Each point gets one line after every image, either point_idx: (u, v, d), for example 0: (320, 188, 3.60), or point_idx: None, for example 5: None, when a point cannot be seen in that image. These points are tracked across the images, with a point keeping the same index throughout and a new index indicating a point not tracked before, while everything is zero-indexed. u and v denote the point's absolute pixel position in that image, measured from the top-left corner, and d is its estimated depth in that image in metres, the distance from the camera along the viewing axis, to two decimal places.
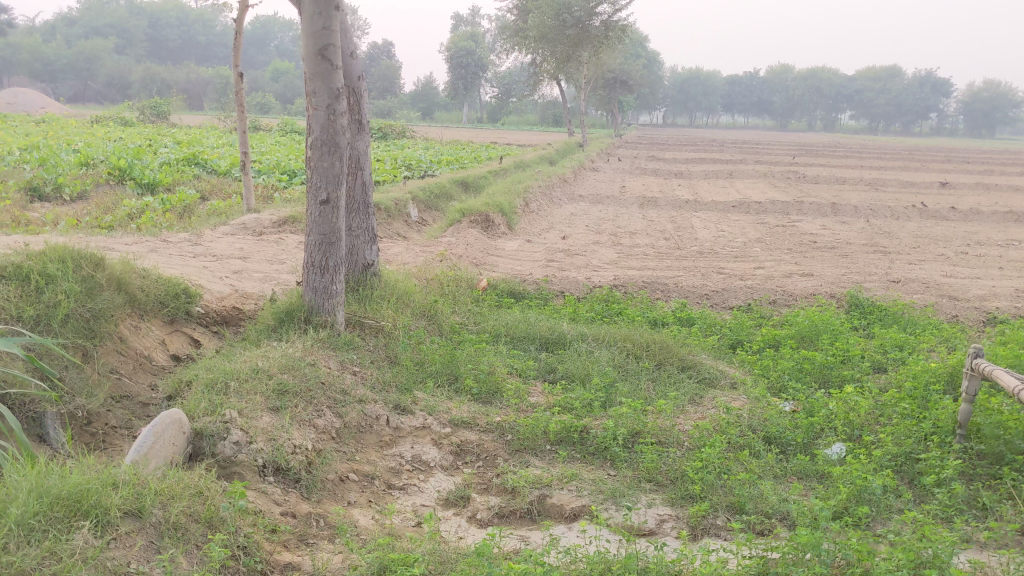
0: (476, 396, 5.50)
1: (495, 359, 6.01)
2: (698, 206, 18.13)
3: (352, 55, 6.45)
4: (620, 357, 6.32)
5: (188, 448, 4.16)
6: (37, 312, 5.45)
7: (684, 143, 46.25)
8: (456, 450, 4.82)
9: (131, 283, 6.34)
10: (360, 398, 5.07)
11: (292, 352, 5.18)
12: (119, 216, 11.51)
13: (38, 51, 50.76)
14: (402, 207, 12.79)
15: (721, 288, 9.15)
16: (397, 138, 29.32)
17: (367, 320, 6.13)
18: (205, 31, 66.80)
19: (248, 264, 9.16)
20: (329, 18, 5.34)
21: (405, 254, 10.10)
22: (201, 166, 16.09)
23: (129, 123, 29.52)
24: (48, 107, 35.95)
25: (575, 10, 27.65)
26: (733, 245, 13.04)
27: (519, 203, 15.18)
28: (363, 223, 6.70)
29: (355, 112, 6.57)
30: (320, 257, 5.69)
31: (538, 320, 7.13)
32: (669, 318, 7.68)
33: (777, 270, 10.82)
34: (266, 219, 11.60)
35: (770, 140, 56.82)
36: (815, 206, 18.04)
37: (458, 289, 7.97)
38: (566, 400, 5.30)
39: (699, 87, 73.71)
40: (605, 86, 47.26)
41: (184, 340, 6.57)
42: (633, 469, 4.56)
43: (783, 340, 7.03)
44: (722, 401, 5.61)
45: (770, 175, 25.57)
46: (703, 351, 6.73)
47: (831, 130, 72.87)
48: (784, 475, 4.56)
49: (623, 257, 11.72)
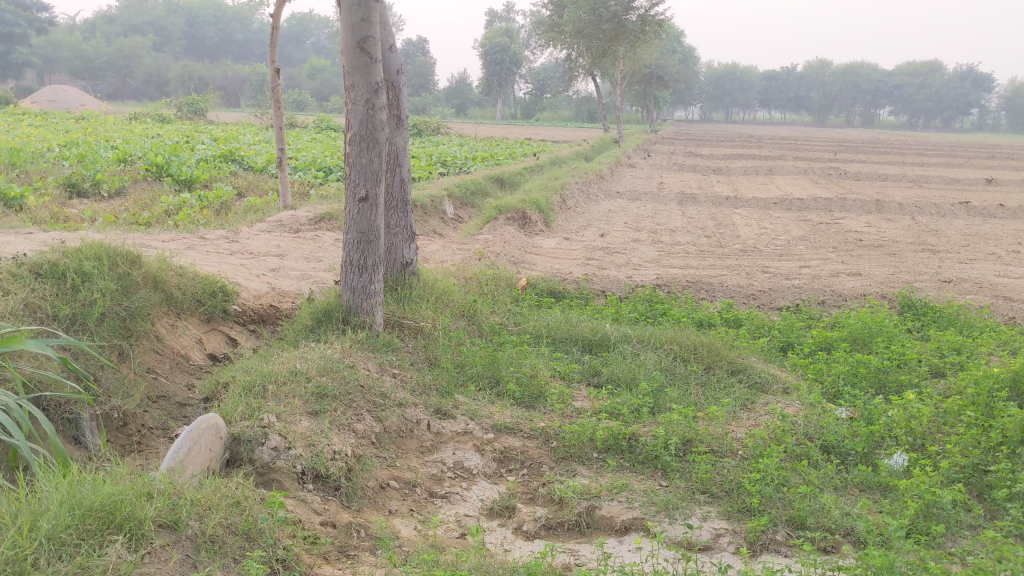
0: (519, 401, 5.32)
1: (537, 361, 5.83)
2: (737, 203, 17.84)
3: (391, 49, 6.29)
4: (667, 361, 6.12)
5: (225, 454, 4.02)
6: (73, 312, 5.35)
7: (720, 138, 45.82)
8: (499, 457, 4.65)
9: (168, 281, 6.24)
10: (401, 402, 4.91)
11: (330, 354, 5.03)
12: (157, 213, 11.47)
13: (78, 49, 51.46)
14: (438, 204, 12.64)
15: (768, 289, 8.90)
16: (431, 135, 29.21)
17: (406, 320, 5.97)
18: (242, 29, 67.28)
19: (285, 262, 9.05)
20: (368, 10, 5.17)
21: (442, 251, 9.96)
22: (237, 163, 16.04)
23: (166, 119, 29.70)
24: (87, 104, 36.22)
25: (612, 5, 27.39)
26: (776, 243, 12.75)
27: (556, 200, 14.99)
28: (402, 221, 6.54)
29: (394, 107, 6.42)
30: (358, 255, 5.54)
31: (580, 320, 6.94)
32: (716, 319, 7.46)
33: (824, 270, 10.55)
34: (303, 215, 11.49)
35: (807, 137, 56.10)
36: (858, 204, 17.66)
37: (497, 288, 7.80)
38: (612, 405, 5.11)
39: (736, 83, 73.08)
40: (640, 82, 46.92)
41: (221, 338, 6.47)
42: (685, 479, 4.37)
43: (836, 343, 6.79)
44: (776, 407, 5.39)
45: (810, 172, 25.17)
46: (752, 353, 6.51)
47: (870, 126, 71.95)
48: (845, 487, 4.36)
49: (664, 255, 11.49)
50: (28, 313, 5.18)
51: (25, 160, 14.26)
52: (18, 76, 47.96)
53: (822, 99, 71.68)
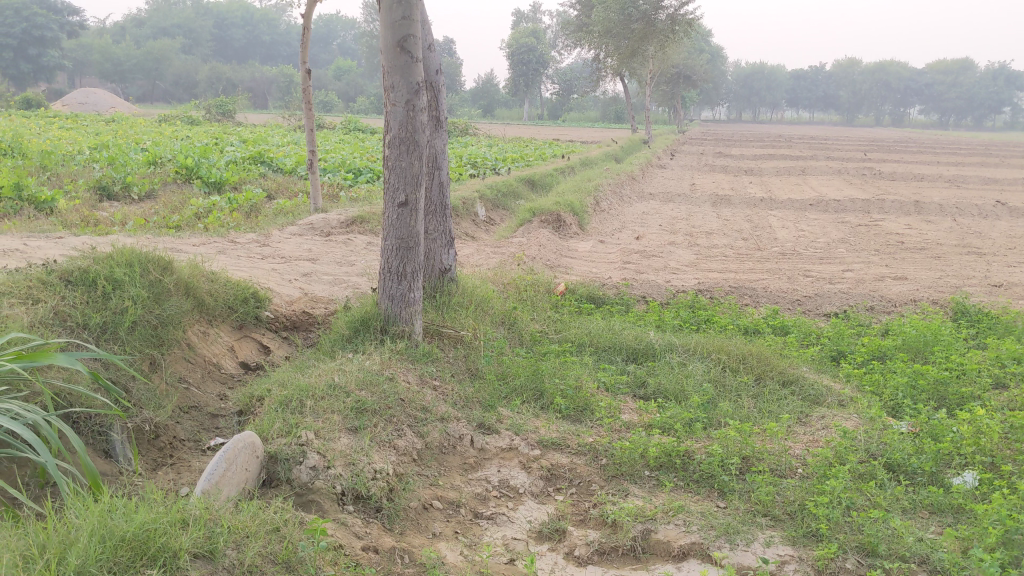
0: (565, 414, 5.10)
1: (581, 373, 5.62)
2: (772, 204, 17.52)
3: (430, 48, 6.08)
4: (716, 371, 5.88)
5: (262, 473, 3.83)
6: (104, 320, 5.21)
7: (749, 138, 45.30)
8: (546, 475, 4.43)
9: (199, 288, 6.11)
10: (442, 416, 4.70)
11: (369, 366, 4.85)
12: (187, 216, 11.34)
13: (108, 52, 51.82)
14: (470, 206, 12.46)
15: (813, 294, 8.62)
16: (459, 136, 29.04)
17: (445, 329, 5.77)
18: (270, 31, 67.56)
19: (318, 267, 8.88)
20: (410, 7, 4.96)
21: (477, 255, 9.77)
22: (267, 165, 15.95)
23: (194, 121, 29.75)
24: (117, 107, 36.41)
25: (641, 4, 27.12)
26: (816, 246, 12.44)
27: (590, 202, 14.76)
28: (441, 226, 6.35)
29: (434, 108, 6.22)
30: (397, 263, 5.34)
31: (624, 328, 6.72)
32: (762, 326, 7.22)
33: (868, 273, 10.25)
34: (334, 218, 11.34)
35: (836, 136, 55.30)
36: (896, 205, 17.27)
37: (537, 294, 7.59)
38: (663, 419, 4.90)
39: (764, 82, 72.51)
40: (667, 82, 46.59)
41: (253, 346, 6.32)
42: (744, 501, 4.13)
43: (890, 352, 6.50)
44: (834, 422, 5.13)
45: (844, 172, 24.81)
46: (803, 363, 6.26)
47: (900, 126, 71.06)
48: (914, 509, 4.09)
49: (702, 258, 11.24)
50: (58, 322, 5.03)
51: (55, 163, 14.23)
52: (50, 80, 48.46)
53: (851, 98, 70.85)
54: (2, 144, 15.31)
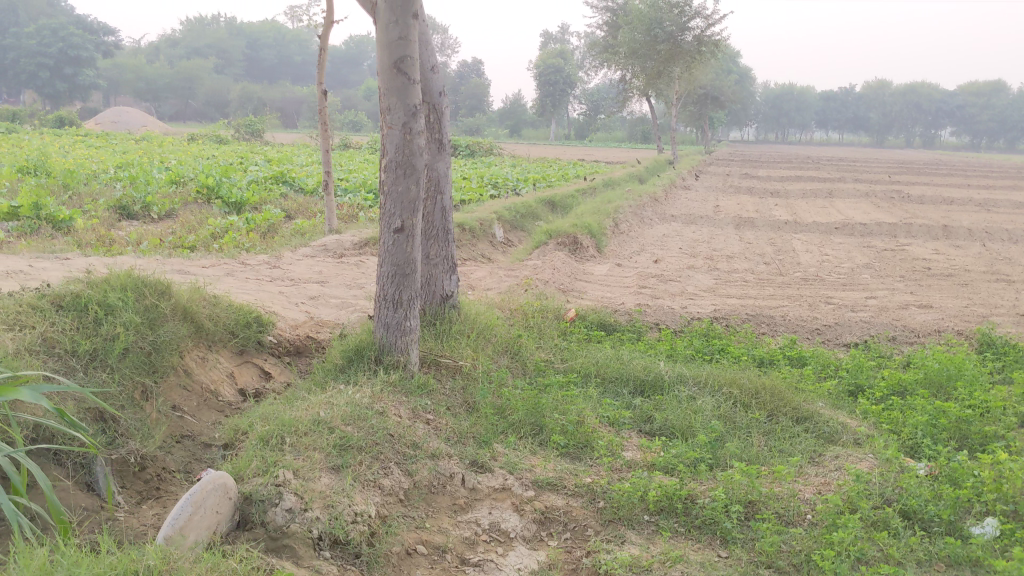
0: (564, 451, 4.87)
1: (584, 406, 5.40)
2: (797, 227, 17.22)
3: (432, 69, 5.91)
4: (725, 406, 5.64)
5: (235, 514, 3.67)
6: (92, 347, 5.05)
7: (777, 160, 44.82)
8: (540, 519, 4.21)
9: (199, 312, 5.95)
10: (433, 453, 4.50)
11: (358, 399, 4.66)
12: (203, 236, 11.24)
13: (142, 72, 52.39)
14: (487, 228, 12.31)
15: (834, 322, 8.35)
16: (484, 156, 28.98)
17: (443, 359, 5.60)
18: (301, 51, 68.16)
19: (326, 290, 8.73)
20: (406, 28, 4.78)
21: (488, 278, 9.58)
22: (288, 184, 15.88)
23: (222, 140, 29.92)
24: (148, 126, 36.72)
25: (667, 25, 26.92)
26: (840, 272, 12.15)
27: (609, 224, 14.54)
28: (443, 251, 6.17)
29: (436, 131, 6.04)
30: (393, 290, 5.15)
31: (632, 357, 6.48)
32: (778, 357, 6.97)
33: (892, 301, 9.96)
34: (348, 241, 11.21)
35: (866, 157, 54.62)
36: (924, 229, 16.91)
37: (545, 321, 7.39)
38: (666, 459, 4.66)
39: (793, 103, 72.13)
40: (695, 102, 46.35)
41: (254, 372, 6.14)
42: (747, 551, 3.90)
43: (911, 387, 6.21)
44: (848, 463, 4.85)
45: (872, 194, 24.42)
46: (819, 398, 6.01)
47: (931, 147, 70.15)
48: (927, 561, 3.83)
49: (721, 283, 11.00)
50: (45, 349, 4.88)
51: (78, 182, 14.24)
52: (85, 100, 49.11)
53: (881, 120, 70.16)
54: (28, 162, 15.34)
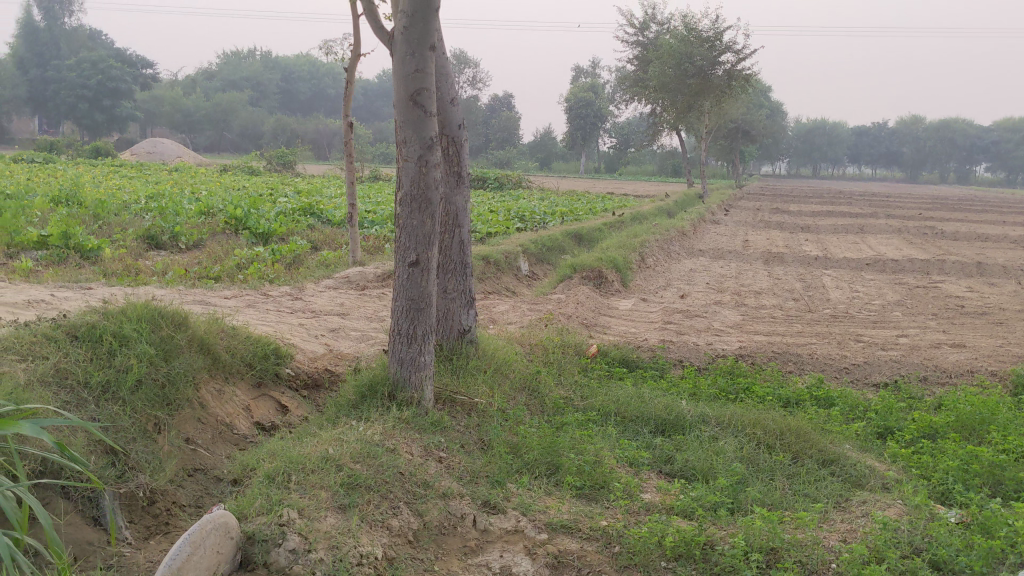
0: (579, 492, 4.73)
1: (603, 446, 5.27)
2: (827, 263, 17.00)
3: (451, 101, 5.86)
4: (748, 448, 5.48)
5: (237, 554, 3.58)
6: (105, 378, 4.98)
7: (808, 195, 44.48)
8: (552, 563, 4.06)
9: (216, 344, 5.88)
10: (445, 492, 4.38)
11: (369, 436, 4.58)
12: (229, 266, 11.24)
13: (179, 104, 53.16)
14: (512, 260, 12.24)
15: (863, 361, 8.16)
16: (513, 189, 29.01)
17: (458, 396, 5.51)
18: (335, 84, 68.95)
19: (347, 322, 8.66)
20: (423, 60, 4.73)
21: (511, 312, 9.48)
22: (316, 216, 15.92)
23: (254, 172, 30.20)
24: (184, 157, 37.17)
25: (698, 60, 26.88)
26: (871, 309, 11.94)
27: (636, 258, 14.43)
28: (460, 285, 6.09)
29: (454, 164, 5.98)
30: (407, 325, 5.07)
31: (654, 395, 6.34)
32: (805, 398, 6.79)
33: (924, 340, 9.75)
34: (371, 273, 11.17)
35: (899, 193, 54.08)
36: (958, 266, 16.63)
37: (566, 357, 7.28)
38: (685, 503, 4.51)
39: (825, 138, 71.86)
40: (726, 136, 46.24)
41: (271, 405, 6.04)
42: None
43: (942, 431, 6.00)
44: (875, 509, 4.66)
45: (904, 230, 24.12)
46: (846, 441, 5.83)
47: (966, 182, 69.41)
48: None
49: (748, 320, 10.84)
50: (57, 380, 4.82)
51: (109, 212, 14.34)
52: (123, 131, 49.84)
53: (914, 155, 69.62)
54: (60, 192, 15.51)
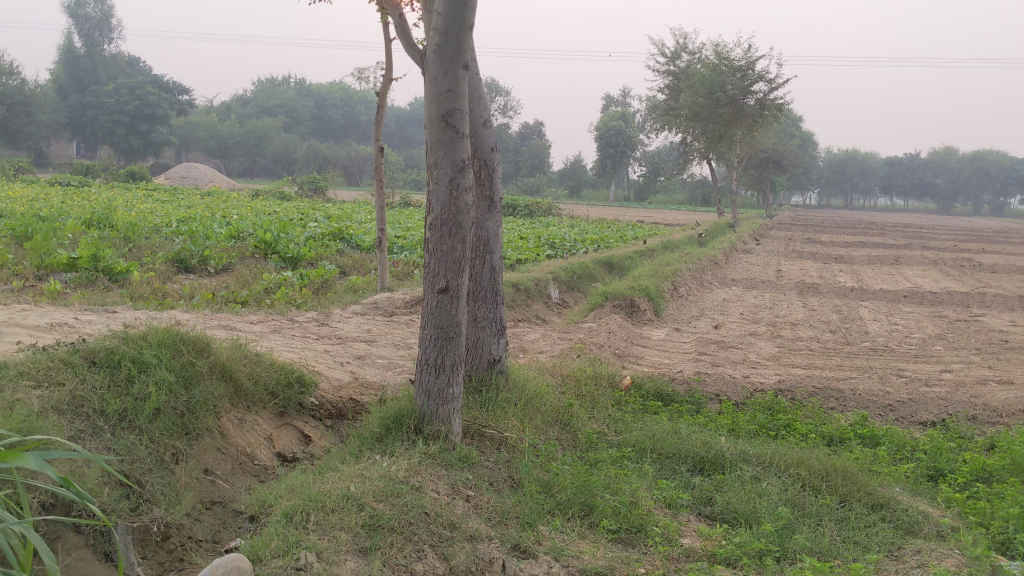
0: (616, 535, 4.46)
1: (639, 486, 5.00)
2: (863, 294, 16.60)
3: (484, 124, 5.66)
4: (793, 490, 5.19)
5: None
6: (123, 406, 4.78)
7: (840, 225, 43.93)
8: None
9: (238, 371, 5.68)
10: (472, 535, 4.11)
11: (393, 473, 4.36)
12: (255, 291, 11.10)
13: (213, 129, 53.62)
14: (542, 288, 12.01)
15: (908, 397, 7.83)
16: (543, 216, 28.84)
17: (488, 430, 5.30)
18: (367, 111, 69.35)
19: (373, 349, 8.45)
20: (455, 80, 4.52)
21: (541, 341, 9.24)
22: (345, 241, 15.77)
23: (285, 197, 30.29)
24: (217, 181, 37.35)
25: (730, 88, 26.60)
26: (912, 342, 11.57)
27: (668, 288, 14.15)
28: (490, 313, 5.87)
29: (486, 188, 5.77)
30: (435, 354, 4.86)
31: (691, 431, 6.06)
32: (849, 436, 6.48)
33: (970, 375, 9.38)
34: (399, 299, 10.99)
35: (932, 224, 53.30)
36: (999, 298, 16.19)
37: (599, 389, 7.01)
38: (728, 550, 4.25)
39: (857, 168, 71.15)
40: (757, 165, 45.88)
41: (294, 435, 5.82)
42: None
43: (997, 473, 5.66)
44: (932, 560, 4.35)
45: (941, 261, 23.61)
46: (895, 484, 5.53)
47: (1001, 213, 68.42)
48: None
49: (785, 352, 10.52)
50: (71, 407, 4.62)
51: (139, 235, 14.27)
52: (158, 156, 50.30)
53: (948, 185, 68.76)
54: (91, 215, 15.49)
